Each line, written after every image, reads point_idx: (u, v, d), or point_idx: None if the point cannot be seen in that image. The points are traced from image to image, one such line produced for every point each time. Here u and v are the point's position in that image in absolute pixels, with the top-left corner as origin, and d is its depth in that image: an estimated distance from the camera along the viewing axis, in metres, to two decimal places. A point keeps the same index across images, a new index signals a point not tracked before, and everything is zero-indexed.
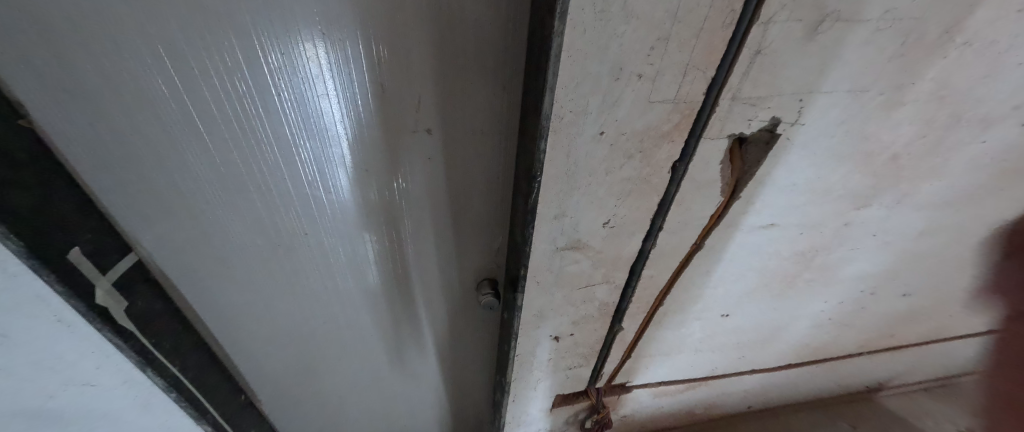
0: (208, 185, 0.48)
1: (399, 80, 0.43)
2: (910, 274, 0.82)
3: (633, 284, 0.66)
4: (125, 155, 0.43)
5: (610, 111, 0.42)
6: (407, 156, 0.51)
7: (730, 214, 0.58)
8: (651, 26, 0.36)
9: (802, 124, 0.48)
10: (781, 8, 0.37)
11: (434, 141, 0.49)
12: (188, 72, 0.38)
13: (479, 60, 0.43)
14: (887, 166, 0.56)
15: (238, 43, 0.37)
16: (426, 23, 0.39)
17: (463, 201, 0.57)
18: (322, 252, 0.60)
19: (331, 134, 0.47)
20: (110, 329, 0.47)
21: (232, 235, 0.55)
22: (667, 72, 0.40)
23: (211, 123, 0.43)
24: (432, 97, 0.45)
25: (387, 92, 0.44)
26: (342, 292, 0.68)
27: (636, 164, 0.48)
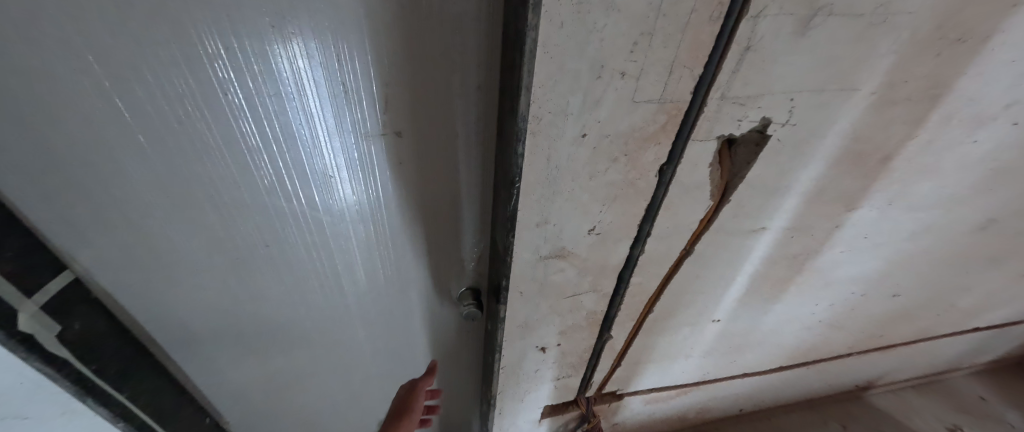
0: (151, 195, 0.43)
1: (361, 78, 0.39)
2: (900, 275, 0.81)
3: (621, 291, 0.63)
4: (46, 165, 0.38)
5: (592, 112, 0.39)
6: (378, 161, 0.47)
7: (720, 219, 0.56)
8: (634, 20, 0.33)
9: (793, 124, 0.46)
10: (771, 1, 0.34)
11: (406, 144, 0.46)
12: (114, 70, 0.33)
13: (449, 56, 0.39)
14: (878, 168, 0.54)
15: (173, 39, 0.32)
16: (388, 16, 0.35)
17: (439, 206, 0.54)
18: (289, 264, 0.56)
19: (290, 138, 0.42)
20: (40, 358, 0.42)
21: (183, 250, 0.50)
22: (652, 70, 0.37)
23: (151, 128, 0.38)
24: (400, 96, 0.41)
25: (349, 90, 0.40)
26: (314, 306, 0.64)
27: (622, 167, 0.45)
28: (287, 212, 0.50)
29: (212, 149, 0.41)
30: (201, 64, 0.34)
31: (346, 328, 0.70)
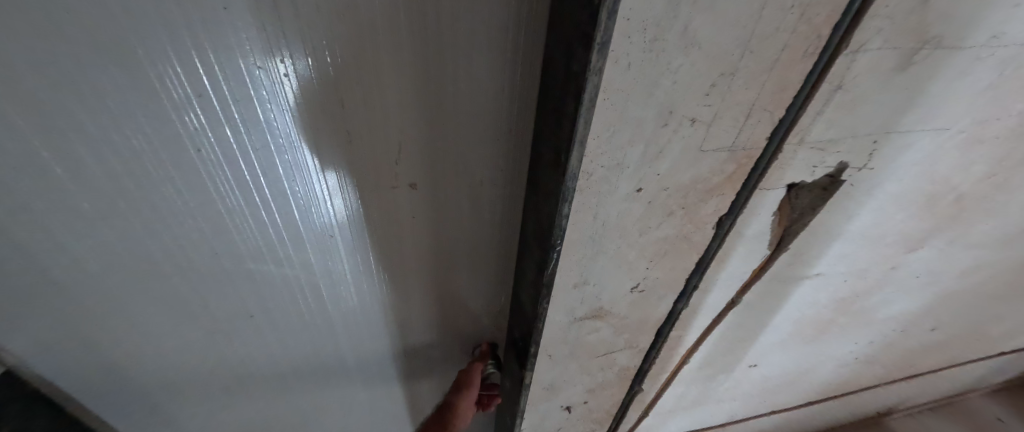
0: (103, 267, 0.35)
1: (370, 125, 0.32)
2: (943, 310, 0.76)
3: (658, 346, 0.56)
4: None
5: (652, 164, 0.32)
6: (386, 214, 0.39)
7: (774, 267, 0.49)
8: (716, 58, 0.27)
9: (870, 168, 0.40)
10: (876, 33, 0.28)
11: (419, 195, 0.39)
12: (45, 125, 0.25)
13: (477, 100, 0.32)
14: (948, 208, 0.49)
15: (125, 80, 0.24)
16: (406, 55, 0.28)
17: (456, 261, 0.47)
18: (277, 330, 0.47)
19: (280, 194, 0.35)
20: None
21: (146, 322, 0.41)
22: (727, 115, 0.31)
23: (99, 189, 0.29)
24: (415, 145, 0.34)
25: (354, 139, 0.32)
26: (307, 369, 0.55)
27: (677, 221, 0.38)
28: (274, 274, 0.41)
29: (179, 210, 0.33)
30: (164, 110, 0.26)
31: (344, 388, 0.61)
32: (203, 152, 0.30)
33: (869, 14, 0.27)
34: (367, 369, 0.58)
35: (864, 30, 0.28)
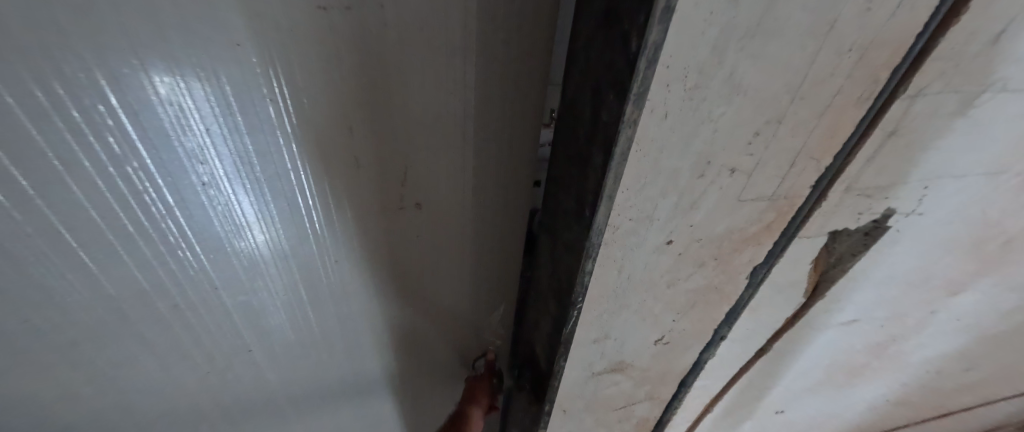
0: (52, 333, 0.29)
1: (376, 141, 0.28)
2: (980, 351, 0.71)
3: (681, 397, 0.51)
4: None
5: (685, 214, 0.29)
6: (391, 239, 0.35)
7: (808, 314, 0.45)
8: (762, 104, 0.24)
9: (918, 213, 0.36)
10: (938, 75, 0.25)
11: (428, 214, 0.35)
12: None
13: (496, 108, 0.29)
14: (996, 252, 0.45)
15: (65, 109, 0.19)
16: (423, 60, 0.25)
17: (459, 282, 0.43)
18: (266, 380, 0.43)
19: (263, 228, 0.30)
20: None
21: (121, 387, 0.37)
22: (771, 163, 0.27)
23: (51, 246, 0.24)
24: (425, 160, 0.31)
25: (357, 156, 0.28)
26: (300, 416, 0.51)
27: (708, 272, 0.34)
28: (265, 317, 0.37)
29: (159, 250, 0.28)
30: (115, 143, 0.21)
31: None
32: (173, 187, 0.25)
33: (932, 56, 0.24)
34: (360, 405, 0.55)
35: (926, 72, 0.25)
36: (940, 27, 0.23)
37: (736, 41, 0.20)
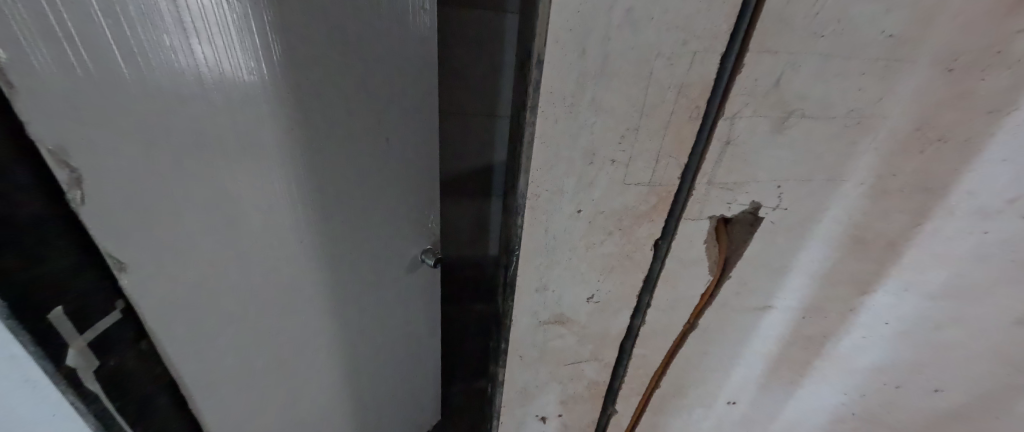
0: (137, 189, 0.45)
1: (338, 46, 0.60)
2: (953, 373, 0.68)
3: (624, 363, 0.62)
4: (159, 193, 0.47)
5: (586, 191, 0.43)
6: (364, 153, 0.70)
7: (722, 294, 0.56)
8: (619, 118, 0.39)
9: (784, 209, 0.48)
10: (744, 105, 0.39)
11: (374, 138, 0.71)
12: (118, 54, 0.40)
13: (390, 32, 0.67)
14: (883, 252, 0.54)
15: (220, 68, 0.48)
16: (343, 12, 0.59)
17: (415, 116, 0.79)
18: (309, 272, 0.69)
19: (316, 108, 0.60)
20: (75, 393, 0.42)
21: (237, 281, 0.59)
22: (640, 158, 0.42)
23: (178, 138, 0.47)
24: (363, 69, 0.65)
25: (341, 68, 0.61)
26: (317, 318, 0.75)
27: (617, 240, 0.48)
28: (337, 186, 0.68)
29: (191, 103, 0.47)
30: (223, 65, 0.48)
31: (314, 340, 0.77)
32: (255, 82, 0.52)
33: (733, 92, 0.38)
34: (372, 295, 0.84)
35: (734, 102, 0.39)
36: (732, 75, 0.37)
37: (589, 80, 0.36)
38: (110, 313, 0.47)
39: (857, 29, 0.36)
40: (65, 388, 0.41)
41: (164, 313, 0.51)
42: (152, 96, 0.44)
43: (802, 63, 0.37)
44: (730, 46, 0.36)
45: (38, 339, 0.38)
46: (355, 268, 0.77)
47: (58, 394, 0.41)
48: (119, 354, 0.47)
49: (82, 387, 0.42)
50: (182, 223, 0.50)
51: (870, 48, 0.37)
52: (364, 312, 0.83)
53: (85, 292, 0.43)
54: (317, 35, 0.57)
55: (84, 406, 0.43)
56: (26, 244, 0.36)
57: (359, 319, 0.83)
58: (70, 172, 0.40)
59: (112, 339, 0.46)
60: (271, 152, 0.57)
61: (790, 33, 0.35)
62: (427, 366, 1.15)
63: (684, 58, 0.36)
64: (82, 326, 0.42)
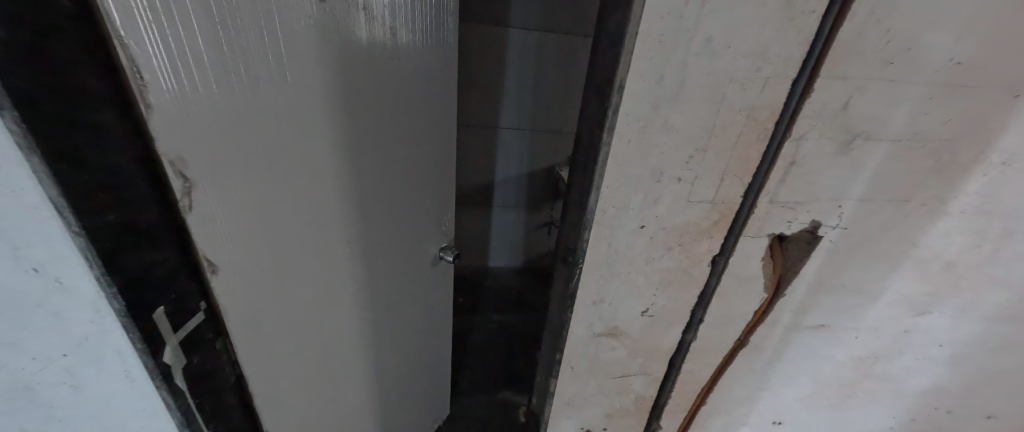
0: (233, 198, 0.47)
1: (386, 53, 0.65)
2: (1011, 400, 0.66)
3: (672, 379, 0.63)
4: (247, 201, 0.49)
5: (650, 207, 0.45)
6: (401, 157, 0.76)
7: (774, 311, 0.56)
8: (689, 139, 0.41)
9: (843, 228, 0.49)
10: (811, 127, 0.41)
11: (409, 143, 0.77)
12: (228, 70, 0.42)
13: (424, 39, 0.73)
14: (940, 274, 0.54)
15: (300, 78, 0.51)
16: (390, 21, 0.64)
17: (441, 117, 0.85)
18: (352, 269, 0.73)
19: (367, 111, 0.65)
20: (166, 385, 0.44)
21: (296, 282, 0.61)
22: (706, 177, 0.43)
23: (266, 146, 0.49)
24: (404, 73, 0.70)
25: (388, 72, 0.66)
26: (357, 317, 0.79)
27: (676, 255, 0.50)
28: (380, 184, 0.73)
29: (277, 112, 0.49)
30: (303, 74, 0.52)
31: (352, 340, 0.80)
32: (325, 89, 0.56)
33: (802, 115, 0.40)
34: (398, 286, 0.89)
35: (802, 124, 0.40)
36: (802, 98, 0.39)
37: (664, 103, 0.38)
38: (196, 314, 0.48)
39: (927, 56, 0.37)
40: (159, 382, 0.43)
41: (241, 316, 0.52)
42: (247, 105, 0.45)
43: (870, 88, 0.39)
44: (802, 71, 0.38)
45: (143, 337, 0.40)
46: (386, 266, 0.82)
47: (151, 387, 0.44)
48: (204, 352, 0.49)
49: (173, 382, 0.45)
50: (260, 226, 0.52)
51: (939, 74, 0.38)
52: (391, 307, 0.89)
53: (181, 295, 0.45)
54: (370, 42, 0.61)
55: (171, 400, 0.45)
56: (143, 248, 0.39)
57: (387, 315, 0.88)
58: (183, 183, 0.41)
59: (199, 338, 0.48)
60: (333, 154, 0.61)
61: (861, 60, 0.37)
62: (437, 361, 1.20)
63: (757, 82, 0.38)
64: (177, 325, 0.44)
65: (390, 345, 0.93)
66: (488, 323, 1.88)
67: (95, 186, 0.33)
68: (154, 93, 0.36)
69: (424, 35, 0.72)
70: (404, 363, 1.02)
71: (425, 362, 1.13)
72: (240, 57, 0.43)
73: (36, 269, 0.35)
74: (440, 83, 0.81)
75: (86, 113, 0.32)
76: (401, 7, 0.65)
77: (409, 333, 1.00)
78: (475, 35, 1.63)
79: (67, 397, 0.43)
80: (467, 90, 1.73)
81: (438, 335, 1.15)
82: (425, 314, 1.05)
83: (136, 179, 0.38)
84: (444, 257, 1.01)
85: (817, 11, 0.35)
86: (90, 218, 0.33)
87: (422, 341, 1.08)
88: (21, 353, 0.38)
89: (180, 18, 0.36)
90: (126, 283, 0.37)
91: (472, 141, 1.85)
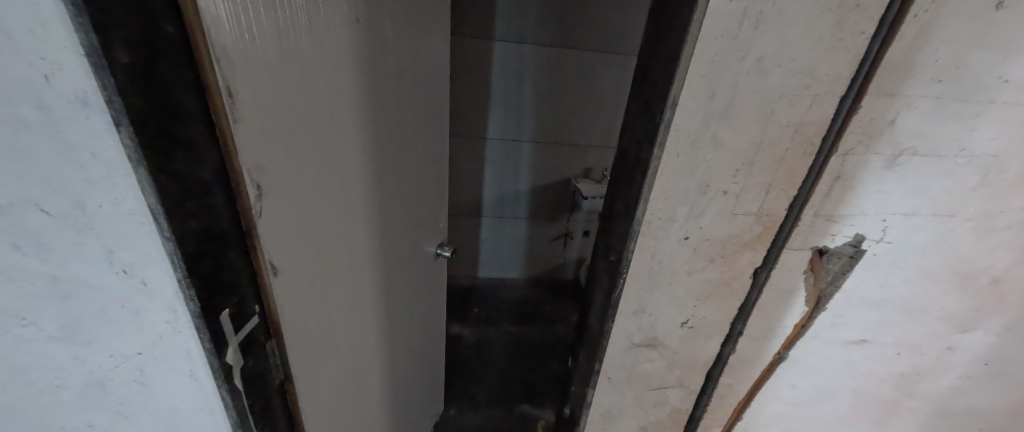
0: (291, 204, 0.47)
1: (403, 58, 0.69)
2: None
3: (709, 392, 0.63)
4: (302, 206, 0.50)
5: (695, 220, 0.47)
6: (410, 159, 0.78)
7: (815, 325, 0.56)
8: (737, 154, 0.42)
9: (887, 241, 0.49)
10: (858, 143, 0.41)
11: (414, 144, 0.79)
12: (291, 75, 0.43)
13: (426, 44, 0.77)
14: (987, 291, 0.54)
15: (345, 84, 0.54)
16: (406, 29, 0.68)
17: (437, 118, 0.90)
18: (378, 272, 0.75)
19: (389, 114, 0.68)
20: (226, 387, 0.42)
21: (336, 288, 0.62)
22: (751, 190, 0.45)
23: (317, 151, 0.51)
24: (413, 77, 0.74)
25: (404, 77, 0.70)
26: (382, 321, 0.81)
27: (718, 267, 0.51)
28: (397, 187, 0.76)
29: (326, 117, 0.51)
30: (346, 79, 0.54)
31: (378, 345, 0.81)
32: (361, 94, 0.58)
33: (849, 131, 0.41)
34: (410, 285, 0.92)
35: (849, 140, 0.41)
36: (848, 115, 0.40)
37: (714, 119, 0.40)
38: (252, 318, 0.45)
39: (973, 74, 0.38)
40: (221, 382, 0.41)
41: (295, 324, 0.52)
42: (304, 111, 0.47)
43: (917, 105, 0.40)
44: (849, 89, 0.39)
45: (211, 338, 0.39)
46: (400, 266, 0.84)
47: (214, 387, 0.43)
48: (260, 354, 0.47)
49: (233, 384, 0.43)
50: (312, 232, 0.53)
51: (986, 91, 0.39)
52: (401, 308, 0.89)
53: (242, 298, 0.42)
54: (392, 48, 0.65)
55: (230, 402, 0.43)
56: (216, 253, 0.37)
57: (398, 317, 0.89)
58: (257, 191, 0.41)
59: (257, 341, 0.46)
60: (368, 159, 0.63)
61: (909, 78, 0.38)
62: (432, 360, 1.21)
63: (806, 99, 0.40)
64: (238, 327, 0.42)
65: (403, 346, 0.95)
66: (505, 334, 1.88)
67: (185, 195, 0.32)
68: (240, 107, 0.37)
69: (427, 41, 0.77)
70: (411, 363, 1.03)
71: (425, 362, 1.14)
72: (300, 64, 0.45)
73: (126, 271, 0.35)
74: (437, 86, 0.86)
75: (187, 129, 0.32)
76: (413, 15, 0.69)
77: (415, 332, 1.02)
78: (497, 52, 1.68)
79: (136, 394, 0.43)
80: (488, 104, 1.77)
81: (432, 331, 1.16)
82: (425, 312, 1.06)
83: (214, 188, 0.36)
84: (441, 253, 1.05)
85: (866, 33, 0.37)
86: (179, 223, 0.32)
87: (424, 342, 1.10)
88: (103, 350, 0.39)
89: (255, 26, 0.37)
90: (201, 284, 0.36)
91: (492, 154, 1.89)
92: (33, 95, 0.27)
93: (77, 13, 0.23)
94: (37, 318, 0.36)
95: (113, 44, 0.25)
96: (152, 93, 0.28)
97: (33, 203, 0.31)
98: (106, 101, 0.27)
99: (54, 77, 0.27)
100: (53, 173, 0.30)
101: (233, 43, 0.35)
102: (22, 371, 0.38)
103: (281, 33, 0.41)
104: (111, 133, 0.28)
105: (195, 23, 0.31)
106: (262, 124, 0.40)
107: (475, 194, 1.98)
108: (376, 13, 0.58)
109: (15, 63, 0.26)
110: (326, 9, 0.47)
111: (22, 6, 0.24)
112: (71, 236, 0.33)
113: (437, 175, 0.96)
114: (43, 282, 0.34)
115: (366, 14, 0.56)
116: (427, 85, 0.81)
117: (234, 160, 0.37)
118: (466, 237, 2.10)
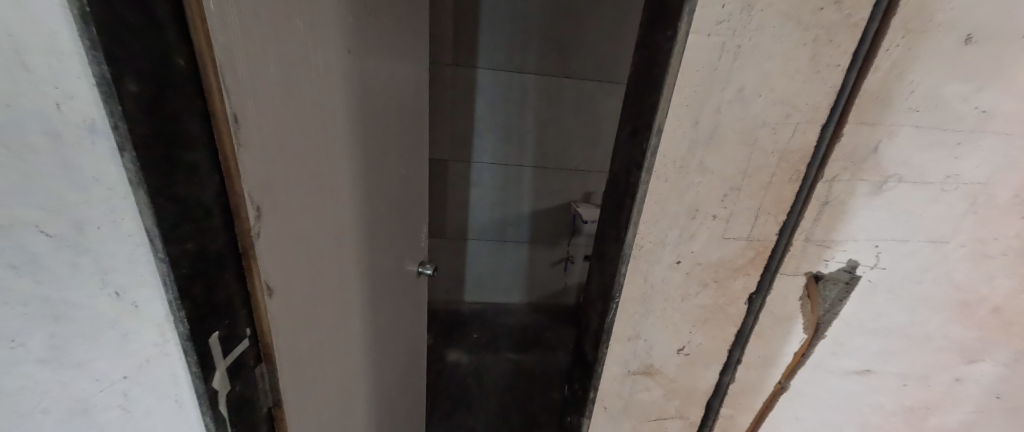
0: (287, 222, 0.48)
1: (389, 79, 0.71)
2: None
3: (710, 423, 0.61)
4: (298, 224, 0.50)
5: (686, 244, 0.47)
6: (395, 176, 0.80)
7: (815, 353, 0.54)
8: (724, 180, 0.43)
9: (882, 267, 0.49)
10: (843, 169, 0.42)
11: (398, 166, 0.81)
12: (291, 98, 0.45)
13: (409, 68, 0.81)
14: (990, 319, 0.52)
15: (340, 105, 0.56)
16: (391, 54, 0.71)
17: (420, 138, 0.92)
18: (366, 290, 0.75)
19: (377, 133, 0.70)
20: (210, 414, 0.41)
21: (327, 307, 0.61)
22: (740, 215, 0.46)
23: (313, 171, 0.52)
24: (399, 99, 0.77)
25: (390, 97, 0.73)
26: (369, 342, 0.80)
27: (712, 292, 0.51)
28: (384, 204, 0.77)
29: (322, 138, 0.53)
30: (340, 100, 0.56)
31: (363, 368, 0.79)
32: (354, 115, 0.60)
33: (833, 158, 0.42)
34: (396, 303, 0.91)
35: (834, 167, 0.42)
36: (831, 142, 0.41)
37: (699, 146, 0.41)
38: (242, 342, 0.44)
39: (950, 104, 0.40)
40: (205, 407, 0.40)
41: (288, 347, 0.52)
42: (301, 132, 0.48)
43: (898, 133, 0.41)
44: (830, 119, 0.41)
45: (198, 361, 0.38)
46: (386, 285, 0.84)
47: (198, 412, 0.42)
48: (249, 378, 0.46)
49: (218, 410, 0.41)
50: (307, 250, 0.53)
51: (964, 121, 0.40)
52: (386, 331, 0.88)
53: (234, 321, 0.42)
54: (380, 71, 0.68)
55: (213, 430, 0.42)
56: (210, 274, 0.37)
57: (383, 340, 0.88)
58: (256, 211, 0.42)
59: (245, 365, 0.45)
60: (359, 176, 0.65)
61: (888, 108, 0.39)
62: (416, 385, 1.18)
63: (788, 127, 0.41)
64: (227, 350, 0.41)
65: (387, 368, 0.93)
66: (505, 361, 1.84)
67: (183, 216, 0.33)
68: (244, 133, 0.38)
69: (410, 66, 0.81)
70: (394, 388, 1.00)
71: (408, 387, 1.10)
72: (299, 88, 0.47)
73: (119, 293, 0.36)
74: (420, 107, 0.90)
75: (189, 154, 0.33)
76: (397, 41, 0.73)
77: (400, 354, 1.00)
78: (498, 82, 1.74)
79: (120, 419, 0.42)
80: (489, 130, 1.82)
81: (416, 352, 1.14)
82: (408, 335, 1.04)
83: (213, 210, 0.37)
84: (423, 271, 1.05)
85: (842, 66, 0.38)
86: (173, 244, 0.33)
87: (408, 364, 1.07)
88: (89, 374, 0.39)
89: (259, 52, 0.39)
90: (193, 306, 0.36)
91: (492, 178, 1.91)
92: (44, 122, 0.29)
93: (93, 47, 0.25)
94: (26, 340, 0.36)
95: (124, 75, 0.26)
96: (159, 119, 0.30)
97: (34, 224, 0.32)
98: (111, 127, 0.28)
99: (65, 105, 0.28)
100: (57, 195, 0.31)
101: (241, 75, 0.37)
102: (5, 395, 0.38)
103: (283, 65, 0.43)
104: (116, 159, 0.30)
105: (207, 56, 0.33)
106: (263, 144, 0.42)
107: (475, 218, 1.99)
108: (365, 44, 0.61)
109: (31, 92, 0.28)
110: (323, 43, 0.50)
111: (43, 41, 0.26)
112: (68, 258, 0.34)
113: (420, 194, 0.97)
114: (36, 304, 0.35)
115: (358, 46, 0.59)
116: (410, 108, 0.84)
117: (236, 183, 0.38)
118: (465, 261, 2.09)
